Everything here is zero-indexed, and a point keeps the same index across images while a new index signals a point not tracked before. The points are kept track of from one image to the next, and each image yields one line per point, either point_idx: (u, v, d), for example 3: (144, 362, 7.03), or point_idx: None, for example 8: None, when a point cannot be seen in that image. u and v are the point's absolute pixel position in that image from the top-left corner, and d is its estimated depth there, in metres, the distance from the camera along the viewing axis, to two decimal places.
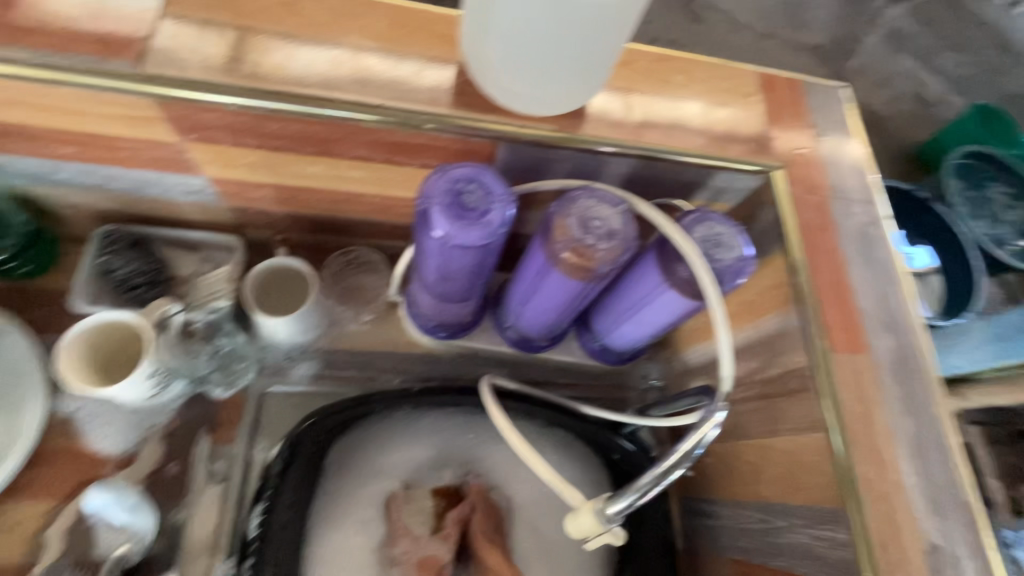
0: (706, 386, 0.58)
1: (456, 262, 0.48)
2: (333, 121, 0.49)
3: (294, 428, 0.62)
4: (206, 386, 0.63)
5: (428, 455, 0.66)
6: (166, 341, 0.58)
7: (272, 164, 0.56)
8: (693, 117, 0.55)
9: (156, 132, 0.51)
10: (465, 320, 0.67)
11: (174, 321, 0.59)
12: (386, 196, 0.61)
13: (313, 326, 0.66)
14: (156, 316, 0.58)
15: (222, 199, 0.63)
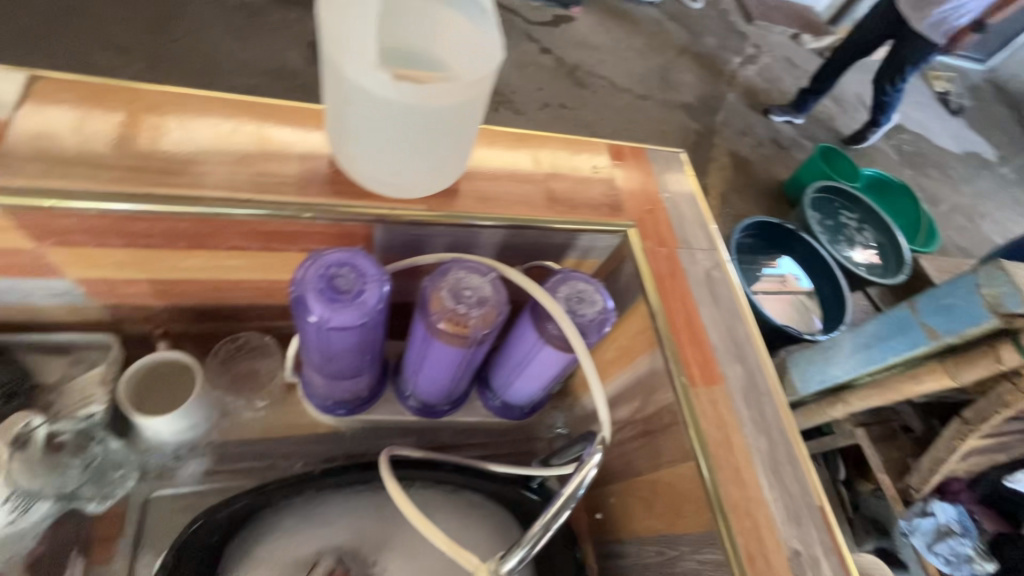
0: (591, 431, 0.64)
1: (337, 342, 0.49)
2: (203, 217, 0.50)
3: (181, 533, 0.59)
4: (77, 502, 0.58)
5: (335, 542, 0.63)
6: (26, 458, 0.53)
7: (144, 261, 0.55)
8: (553, 190, 0.62)
9: (10, 241, 0.49)
10: (365, 395, 0.67)
11: (38, 434, 0.54)
12: (274, 281, 0.62)
13: (201, 420, 0.63)
14: (16, 431, 0.52)
15: (94, 298, 0.60)
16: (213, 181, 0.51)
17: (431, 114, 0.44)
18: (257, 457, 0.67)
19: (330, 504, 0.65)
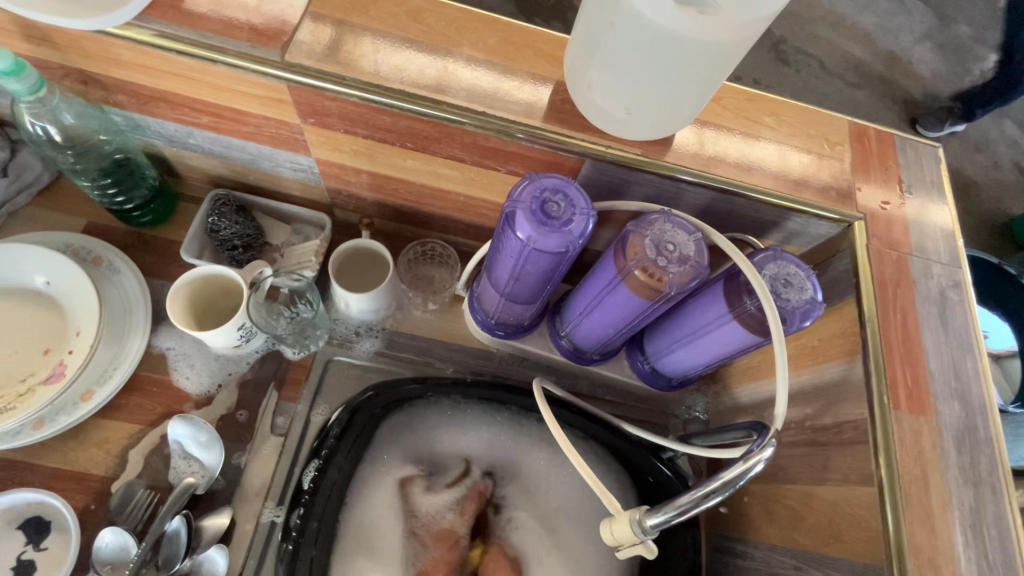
0: (758, 421, 0.55)
1: (531, 264, 0.52)
2: (438, 121, 0.53)
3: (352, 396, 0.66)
4: (282, 345, 0.69)
5: (470, 446, 0.72)
6: (255, 298, 0.64)
7: (373, 154, 0.61)
8: (777, 160, 0.56)
9: (283, 113, 0.57)
10: (525, 324, 0.69)
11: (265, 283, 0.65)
12: (470, 196, 0.65)
13: (383, 306, 0.70)
14: (252, 276, 0.64)
15: (322, 179, 0.68)
16: (450, 87, 0.53)
17: (684, 51, 0.42)
18: (419, 354, 0.73)
19: (475, 414, 0.72)
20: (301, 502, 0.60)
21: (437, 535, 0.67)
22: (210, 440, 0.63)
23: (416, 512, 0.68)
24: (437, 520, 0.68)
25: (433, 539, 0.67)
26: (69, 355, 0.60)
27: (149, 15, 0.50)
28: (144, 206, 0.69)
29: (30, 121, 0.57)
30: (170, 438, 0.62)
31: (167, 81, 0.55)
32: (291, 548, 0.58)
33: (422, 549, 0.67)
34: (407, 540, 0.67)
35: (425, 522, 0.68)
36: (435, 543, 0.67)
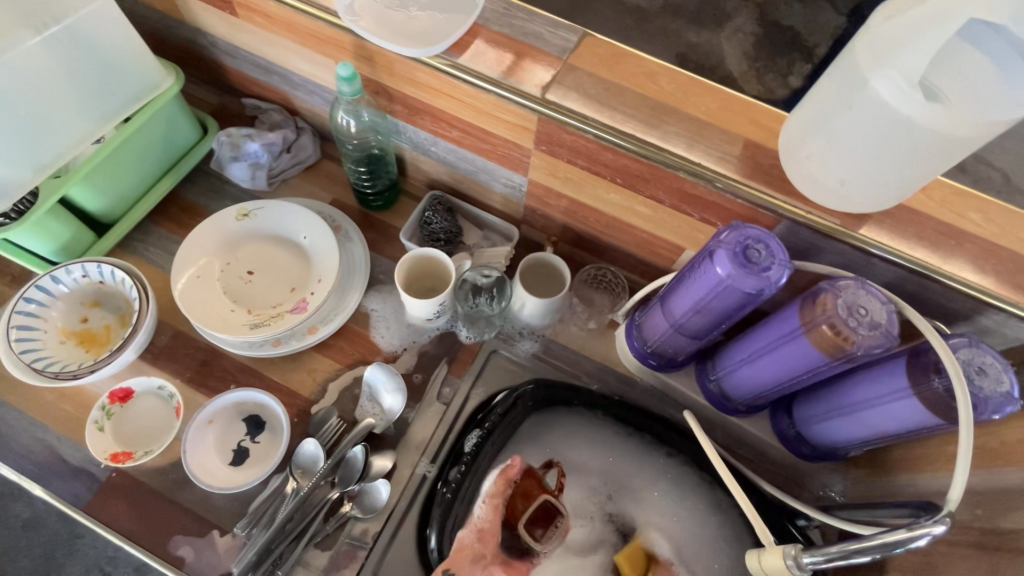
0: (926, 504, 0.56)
1: (719, 299, 0.57)
2: (655, 165, 0.62)
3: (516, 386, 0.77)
4: (458, 326, 0.80)
5: (599, 463, 0.76)
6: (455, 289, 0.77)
7: (582, 183, 0.70)
8: (981, 255, 0.57)
9: (521, 138, 0.69)
10: (677, 359, 0.73)
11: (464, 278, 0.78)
12: (653, 234, 0.73)
13: (551, 314, 0.78)
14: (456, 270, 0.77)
15: (526, 197, 0.80)
16: (673, 138, 0.61)
17: (920, 137, 0.46)
18: (568, 364, 0.80)
19: (607, 433, 0.77)
20: (464, 461, 0.70)
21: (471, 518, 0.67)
22: (397, 389, 0.73)
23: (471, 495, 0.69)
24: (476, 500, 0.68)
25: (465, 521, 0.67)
26: (312, 296, 0.75)
27: (453, 51, 0.64)
28: (380, 193, 0.85)
29: (341, 116, 0.75)
30: (365, 379, 0.74)
31: (442, 101, 0.70)
32: (447, 496, 0.69)
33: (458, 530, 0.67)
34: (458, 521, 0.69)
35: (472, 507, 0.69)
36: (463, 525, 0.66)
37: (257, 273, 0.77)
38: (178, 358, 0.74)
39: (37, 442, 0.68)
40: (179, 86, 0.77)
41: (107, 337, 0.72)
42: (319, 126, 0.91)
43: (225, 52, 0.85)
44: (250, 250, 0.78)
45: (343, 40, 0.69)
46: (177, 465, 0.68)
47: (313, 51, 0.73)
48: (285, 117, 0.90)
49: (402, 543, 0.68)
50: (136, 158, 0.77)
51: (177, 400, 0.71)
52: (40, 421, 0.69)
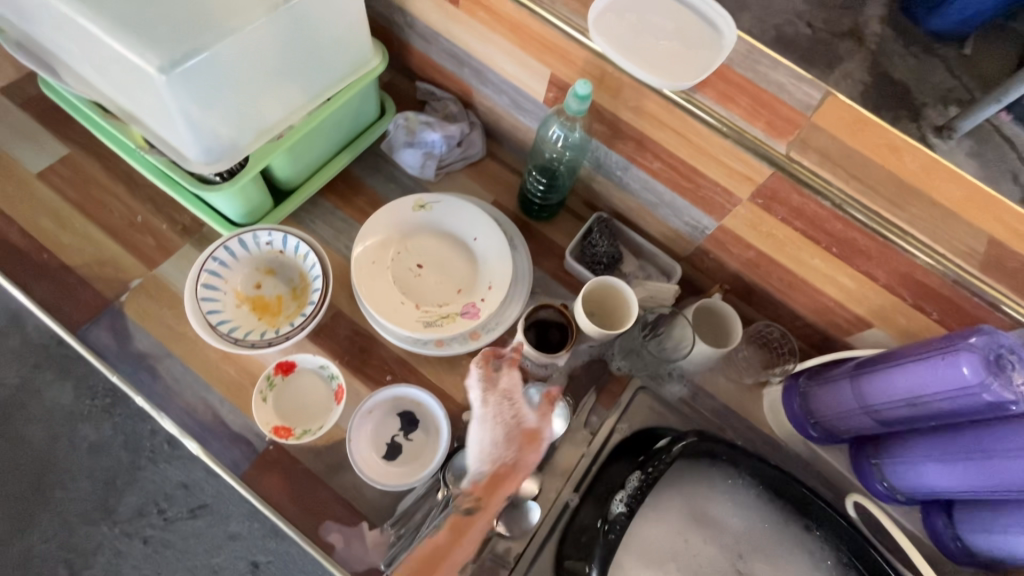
0: None
1: (948, 401, 0.55)
2: (891, 246, 0.59)
3: (677, 432, 0.73)
4: (609, 356, 0.79)
5: (736, 524, 0.73)
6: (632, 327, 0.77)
7: (785, 243, 0.68)
8: None
9: (736, 187, 0.67)
10: (841, 436, 0.71)
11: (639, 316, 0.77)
12: (844, 307, 0.70)
13: (708, 363, 0.76)
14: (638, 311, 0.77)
15: (705, 239, 0.77)
16: (919, 222, 0.58)
17: None
18: (713, 416, 0.79)
19: (749, 493, 0.74)
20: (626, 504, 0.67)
21: (524, 433, 0.56)
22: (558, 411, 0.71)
23: (516, 401, 0.58)
24: (520, 411, 0.57)
25: (514, 433, 0.56)
26: (482, 302, 0.74)
27: (697, 90, 0.62)
28: (549, 205, 0.84)
29: (553, 129, 0.75)
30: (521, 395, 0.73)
31: (662, 133, 0.68)
32: (603, 529, 0.66)
33: (505, 446, 0.55)
34: (496, 426, 0.56)
35: (516, 418, 0.57)
36: (519, 441, 0.55)
37: (426, 268, 0.76)
38: (338, 340, 0.74)
39: (199, 400, 0.69)
40: (384, 67, 0.75)
41: (278, 308, 0.72)
42: (491, 124, 0.89)
43: (419, 35, 0.83)
44: (422, 243, 0.78)
45: (576, 56, 0.67)
46: (332, 449, 0.68)
47: (532, 57, 0.71)
48: (460, 110, 0.88)
49: (541, 566, 0.69)
50: (330, 132, 0.77)
51: (339, 382, 0.71)
52: (203, 378, 0.70)
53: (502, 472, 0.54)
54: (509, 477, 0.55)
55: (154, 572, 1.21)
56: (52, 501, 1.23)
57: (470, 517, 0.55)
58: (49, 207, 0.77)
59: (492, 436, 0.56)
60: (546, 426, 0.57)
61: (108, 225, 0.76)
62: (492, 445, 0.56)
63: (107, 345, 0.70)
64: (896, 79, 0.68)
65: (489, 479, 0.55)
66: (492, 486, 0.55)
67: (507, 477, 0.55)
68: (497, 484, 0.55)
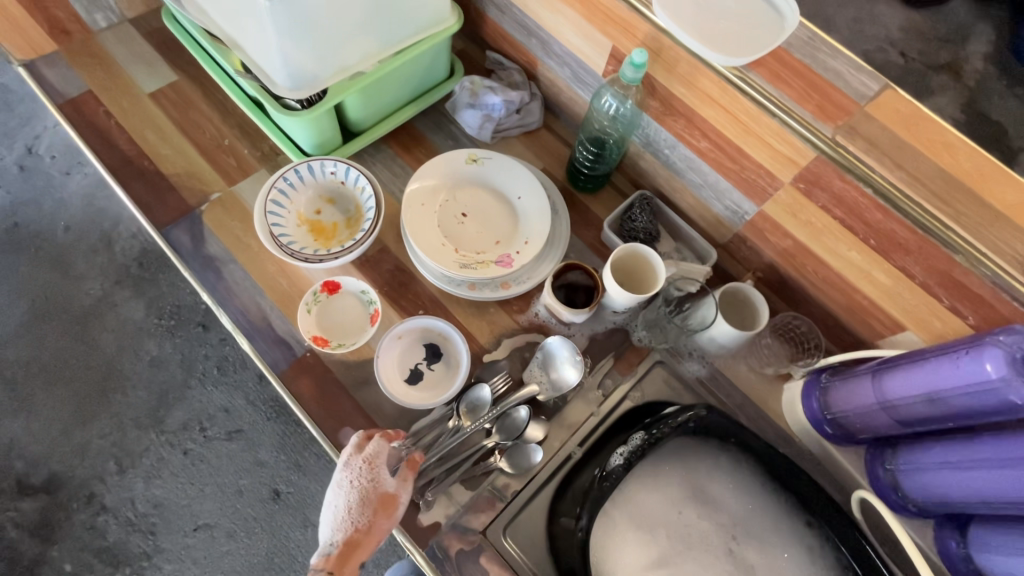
0: None
1: (971, 397, 0.55)
2: (930, 240, 0.59)
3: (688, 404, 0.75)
4: (632, 326, 0.81)
5: (736, 505, 0.74)
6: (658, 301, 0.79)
7: (823, 232, 0.68)
8: None
9: (779, 169, 0.67)
10: (856, 436, 0.70)
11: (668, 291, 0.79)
12: (877, 306, 0.69)
13: (730, 346, 0.77)
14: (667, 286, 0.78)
15: (744, 225, 0.78)
16: (967, 220, 0.57)
17: None
18: (728, 401, 0.79)
19: (752, 480, 0.75)
20: (624, 458, 0.69)
21: (380, 500, 0.64)
22: (573, 364, 0.74)
23: (371, 470, 0.64)
24: (373, 481, 0.64)
25: (368, 501, 0.64)
26: (516, 254, 0.78)
27: (751, 68, 0.64)
28: (596, 177, 0.87)
29: (605, 99, 0.79)
30: (543, 346, 0.75)
31: (712, 111, 0.70)
32: (599, 475, 0.69)
33: (359, 511, 0.63)
34: (352, 492, 0.64)
35: (373, 484, 0.64)
36: (375, 506, 0.63)
37: (469, 218, 0.81)
38: (381, 270, 0.80)
39: (254, 304, 0.77)
40: (459, 27, 0.81)
41: (333, 233, 0.79)
42: (550, 96, 0.93)
43: (495, 4, 0.89)
44: (469, 194, 0.83)
45: (638, 29, 0.70)
46: (361, 365, 0.74)
47: (596, 28, 0.75)
48: (523, 79, 0.93)
49: (536, 507, 0.72)
50: (401, 82, 0.83)
51: (375, 307, 0.77)
52: (259, 286, 0.78)
53: (354, 538, 0.62)
54: (360, 544, 0.63)
55: (189, 482, 1.32)
56: (111, 404, 1.36)
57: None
58: (153, 123, 0.87)
59: (348, 503, 0.64)
60: (402, 491, 0.65)
61: (200, 143, 0.86)
62: (348, 511, 0.63)
63: (185, 245, 0.80)
64: (967, 83, 0.67)
65: (343, 547, 0.62)
66: (344, 554, 0.62)
67: (364, 540, 0.63)
68: (348, 557, 0.62)
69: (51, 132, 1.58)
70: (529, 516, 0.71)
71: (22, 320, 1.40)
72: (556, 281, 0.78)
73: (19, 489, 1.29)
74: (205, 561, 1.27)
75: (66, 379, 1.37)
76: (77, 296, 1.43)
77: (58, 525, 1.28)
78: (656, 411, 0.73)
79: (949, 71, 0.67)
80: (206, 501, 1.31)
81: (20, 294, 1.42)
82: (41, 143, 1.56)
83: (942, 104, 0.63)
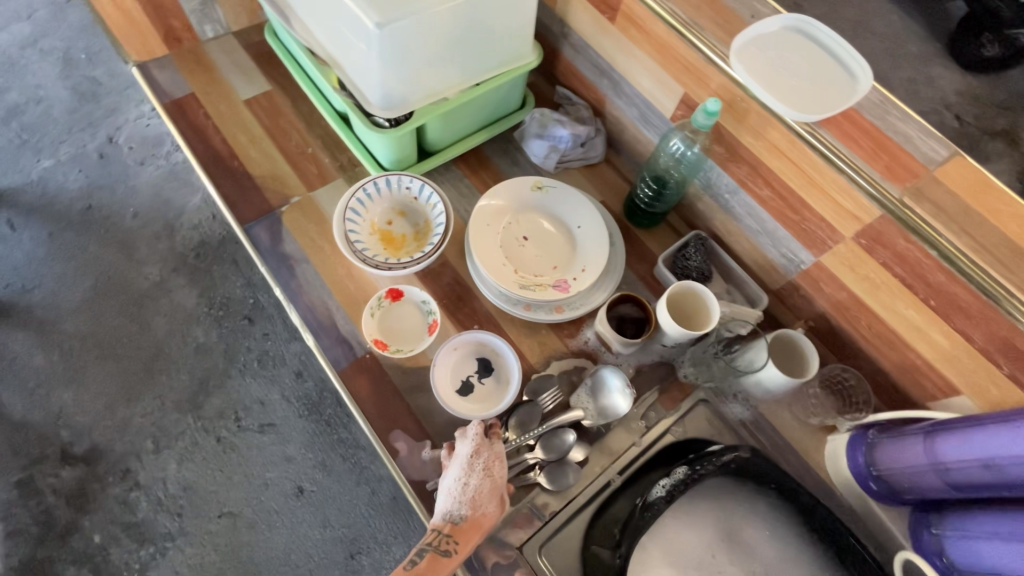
0: None
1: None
2: (994, 306, 0.59)
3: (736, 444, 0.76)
4: (678, 362, 0.82)
5: (772, 554, 0.73)
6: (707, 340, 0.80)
7: (881, 288, 0.69)
8: None
9: (842, 223, 0.69)
10: (903, 496, 0.70)
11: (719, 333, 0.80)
12: (932, 367, 0.69)
13: (777, 392, 0.77)
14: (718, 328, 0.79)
15: (799, 273, 0.80)
16: None
17: None
18: (770, 446, 0.80)
19: (792, 530, 0.74)
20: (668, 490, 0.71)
21: (500, 492, 0.67)
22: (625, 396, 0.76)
23: (500, 464, 0.68)
24: (501, 473, 0.68)
25: (496, 490, 0.67)
26: (574, 281, 0.81)
27: (822, 125, 0.67)
28: (654, 214, 0.90)
29: (674, 142, 0.83)
30: (598, 375, 0.78)
31: (778, 161, 0.72)
32: (641, 505, 0.71)
33: (484, 497, 0.66)
34: (482, 479, 0.66)
35: (497, 478, 0.67)
36: (496, 498, 0.66)
37: (530, 241, 0.85)
38: (442, 283, 0.84)
39: (321, 302, 0.81)
40: (538, 63, 0.87)
41: (401, 244, 0.84)
42: (615, 134, 0.97)
43: (571, 44, 0.94)
44: (531, 219, 0.87)
45: (712, 79, 0.74)
46: (416, 371, 0.78)
47: (670, 75, 0.79)
48: (590, 115, 0.97)
49: (570, 530, 0.73)
50: (478, 109, 0.89)
51: (434, 318, 0.80)
52: (328, 286, 0.82)
53: (480, 519, 0.64)
54: (479, 526, 0.64)
55: (219, 469, 1.36)
56: (156, 384, 1.42)
57: (445, 557, 0.62)
58: (246, 127, 0.94)
59: (477, 485, 0.66)
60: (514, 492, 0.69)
61: (285, 150, 0.93)
62: (474, 493, 0.65)
63: (263, 241, 0.85)
64: (1021, 153, 0.65)
65: (469, 523, 0.64)
66: (467, 530, 0.64)
67: (481, 524, 0.65)
68: (469, 535, 0.63)
69: (131, 125, 1.69)
70: (563, 538, 0.72)
71: (85, 295, 1.49)
72: (609, 311, 0.80)
73: (61, 457, 1.35)
74: (225, 548, 1.30)
75: (118, 356, 1.44)
76: (138, 279, 1.51)
77: (93, 496, 1.33)
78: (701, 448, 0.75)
79: (1006, 137, 0.66)
80: (234, 489, 1.35)
81: (87, 271, 1.51)
82: (121, 134, 1.68)
83: None
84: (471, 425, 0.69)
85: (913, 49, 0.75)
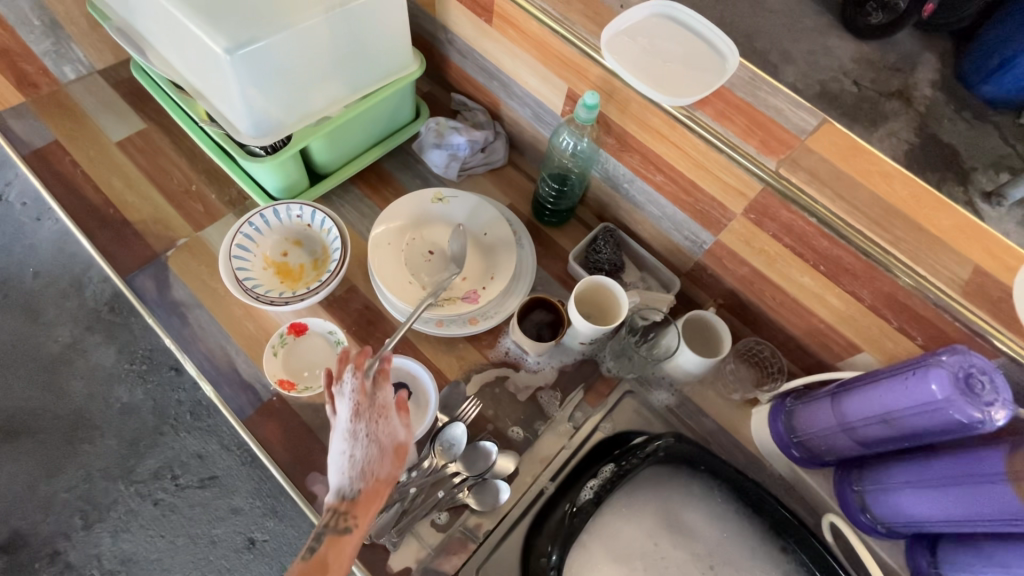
0: None
1: (920, 417, 0.57)
2: (874, 265, 0.61)
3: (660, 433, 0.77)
4: (600, 356, 0.81)
5: (712, 536, 0.74)
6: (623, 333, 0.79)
7: (776, 258, 0.71)
8: None
9: (730, 201, 0.70)
10: (823, 458, 0.71)
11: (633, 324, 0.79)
12: (834, 329, 0.71)
13: (696, 374, 0.77)
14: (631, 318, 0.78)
15: (704, 254, 0.80)
16: (906, 245, 0.60)
17: None
18: (699, 428, 0.80)
19: (728, 508, 0.74)
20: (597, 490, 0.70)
21: (395, 449, 0.62)
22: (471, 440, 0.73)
23: (387, 417, 0.62)
24: (391, 426, 0.62)
25: (387, 450, 0.61)
26: (483, 290, 0.80)
27: (696, 106, 0.67)
28: (560, 211, 0.89)
29: (564, 137, 0.82)
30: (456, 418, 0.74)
31: (664, 147, 0.72)
32: (570, 511, 0.69)
33: (377, 460, 0.60)
34: (370, 444, 0.60)
35: (388, 433, 0.62)
36: (392, 456, 0.61)
37: (436, 254, 0.83)
38: (348, 310, 0.80)
39: (220, 348, 0.76)
40: (421, 72, 0.84)
41: (300, 275, 0.80)
42: (514, 135, 0.96)
43: (457, 50, 0.92)
44: (435, 231, 0.84)
45: (590, 71, 0.73)
46: (329, 407, 0.74)
47: (552, 70, 0.78)
48: (487, 120, 0.96)
49: (511, 543, 0.71)
50: (366, 126, 0.85)
51: (342, 348, 0.76)
52: (225, 330, 0.77)
53: (377, 487, 0.59)
54: (378, 492, 0.59)
55: (159, 535, 1.26)
56: (78, 455, 1.31)
57: (344, 535, 0.57)
58: (121, 170, 0.88)
59: (365, 453, 0.60)
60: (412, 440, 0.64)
61: (167, 191, 0.87)
62: (364, 461, 0.60)
63: (150, 292, 0.79)
64: (899, 116, 0.71)
65: (366, 495, 0.58)
66: (366, 503, 0.58)
67: (377, 493, 0.59)
68: (369, 504, 0.58)
69: (20, 178, 1.56)
70: (505, 554, 0.71)
71: None
72: (523, 316, 0.79)
73: None
74: None
75: (31, 431, 1.32)
76: (44, 344, 1.40)
77: None
78: (625, 441, 0.75)
79: (897, 99, 0.73)
80: (178, 553, 1.25)
81: None
82: (10, 189, 1.55)
83: (877, 135, 0.67)
84: (348, 383, 0.63)
85: (782, 24, 0.77)
